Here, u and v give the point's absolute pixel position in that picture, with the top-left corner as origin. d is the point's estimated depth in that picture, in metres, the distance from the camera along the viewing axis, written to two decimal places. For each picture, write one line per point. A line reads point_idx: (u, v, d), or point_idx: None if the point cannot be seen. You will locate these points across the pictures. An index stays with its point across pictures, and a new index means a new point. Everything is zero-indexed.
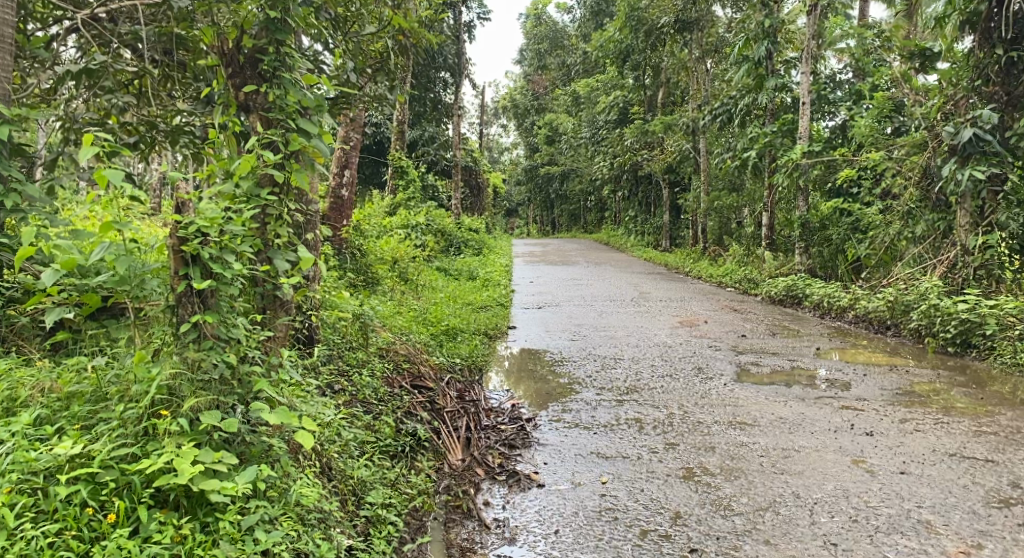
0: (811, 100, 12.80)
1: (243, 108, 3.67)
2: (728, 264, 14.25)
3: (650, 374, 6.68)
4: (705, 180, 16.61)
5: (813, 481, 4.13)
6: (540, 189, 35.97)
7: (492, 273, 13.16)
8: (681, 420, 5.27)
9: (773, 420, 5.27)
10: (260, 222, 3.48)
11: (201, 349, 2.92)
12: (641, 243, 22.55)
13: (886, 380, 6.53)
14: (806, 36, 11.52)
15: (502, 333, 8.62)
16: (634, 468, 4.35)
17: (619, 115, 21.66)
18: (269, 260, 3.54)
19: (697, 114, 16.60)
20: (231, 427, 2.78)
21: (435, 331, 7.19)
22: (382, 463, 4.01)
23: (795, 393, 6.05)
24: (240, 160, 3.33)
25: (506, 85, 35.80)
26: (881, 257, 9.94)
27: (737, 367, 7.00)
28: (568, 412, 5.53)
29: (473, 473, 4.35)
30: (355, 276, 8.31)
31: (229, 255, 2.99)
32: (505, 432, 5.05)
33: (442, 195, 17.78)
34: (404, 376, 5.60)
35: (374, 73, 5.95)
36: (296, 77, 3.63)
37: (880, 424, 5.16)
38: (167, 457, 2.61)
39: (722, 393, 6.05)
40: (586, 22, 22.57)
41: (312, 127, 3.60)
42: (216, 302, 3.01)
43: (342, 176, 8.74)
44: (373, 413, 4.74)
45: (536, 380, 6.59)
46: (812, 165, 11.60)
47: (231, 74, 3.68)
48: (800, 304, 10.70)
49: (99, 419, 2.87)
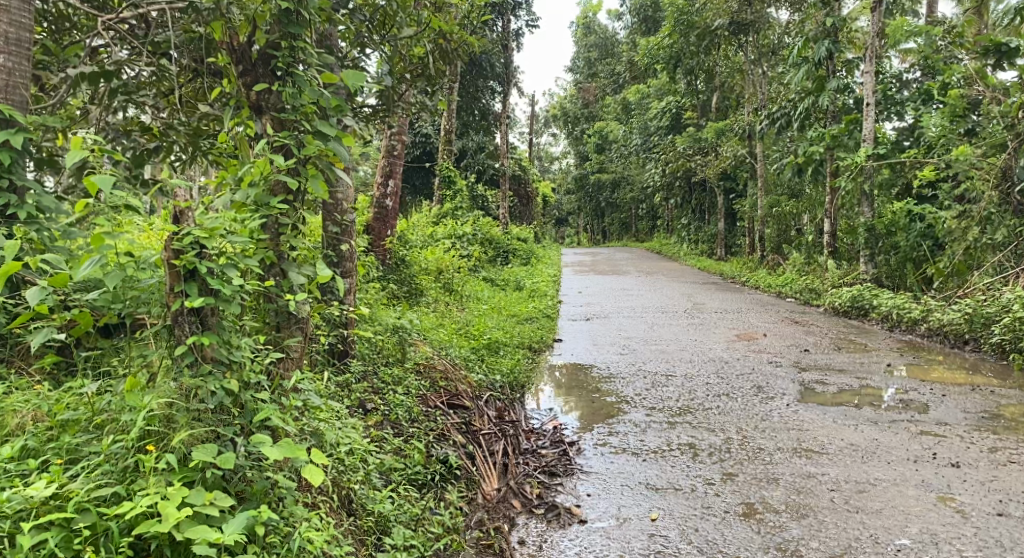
0: (876, 101, 12.20)
1: (255, 110, 3.37)
2: (787, 274, 13.63)
3: (705, 393, 6.21)
4: (761, 186, 16.03)
5: (895, 523, 3.63)
6: (591, 197, 35.57)
7: (539, 283, 12.84)
8: (740, 447, 4.81)
9: (842, 448, 4.77)
10: (273, 233, 3.20)
11: (198, 375, 2.63)
12: (695, 252, 21.95)
13: (968, 402, 5.94)
14: (871, 33, 10.91)
15: (547, 346, 8.23)
16: (688, 503, 3.92)
17: (671, 121, 21.21)
18: (283, 274, 3.25)
19: (753, 119, 16.06)
20: (226, 463, 2.47)
21: (475, 345, 6.85)
22: (408, 495, 3.68)
23: (866, 416, 5.52)
24: (251, 165, 3.05)
25: (555, 94, 35.60)
26: (956, 266, 9.29)
27: (801, 386, 6.47)
28: (614, 435, 5.11)
29: (509, 506, 3.98)
30: (397, 288, 8.10)
31: (230, 270, 2.71)
32: (546, 458, 4.67)
33: (490, 204, 17.54)
34: (440, 394, 5.25)
35: (412, 79, 5.72)
36: (312, 74, 3.30)
37: (966, 453, 4.61)
38: (150, 500, 2.32)
39: (784, 415, 5.55)
40: (637, 28, 22.19)
41: (329, 128, 3.28)
42: (218, 322, 2.72)
43: (386, 186, 8.32)
44: (403, 437, 4.41)
45: (582, 397, 6.21)
46: (878, 169, 10.98)
47: (241, 72, 3.39)
48: (867, 316, 10.04)
49: (86, 452, 2.59)
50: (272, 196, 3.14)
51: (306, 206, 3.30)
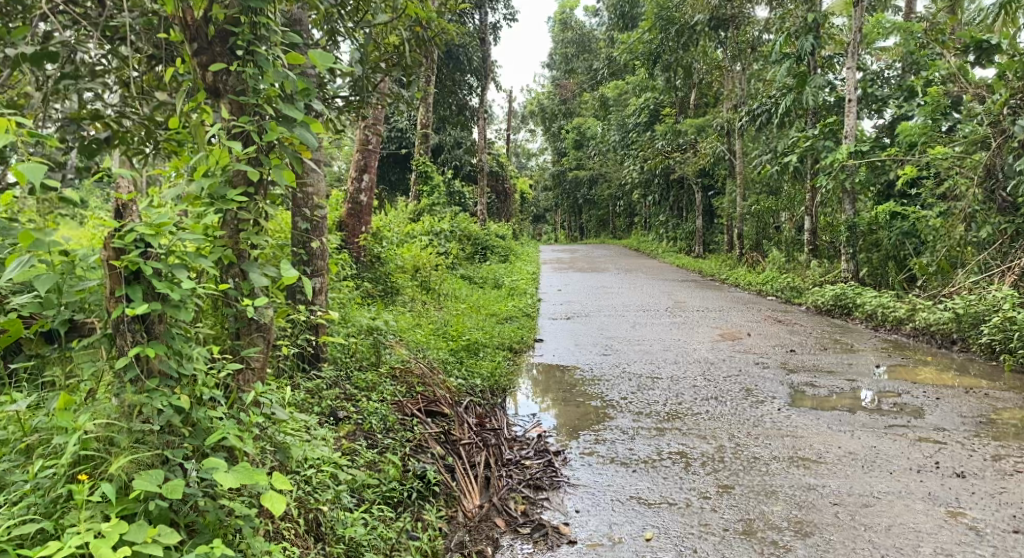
0: (857, 98, 12.06)
1: (211, 93, 3.02)
2: (767, 272, 13.48)
3: (693, 397, 5.97)
4: (741, 183, 15.88)
5: (907, 542, 3.43)
6: (567, 193, 35.36)
7: (518, 280, 12.55)
8: (734, 455, 4.57)
9: (841, 456, 4.54)
10: (231, 230, 2.88)
11: (142, 392, 2.31)
12: (673, 249, 21.81)
13: (964, 405, 5.75)
14: (852, 28, 10.76)
15: (527, 346, 7.97)
16: (684, 520, 3.67)
17: (649, 117, 21.07)
18: (243, 275, 2.93)
19: (732, 115, 15.90)
20: (174, 492, 2.15)
21: (454, 347, 6.54)
22: (382, 515, 3.41)
23: (860, 421, 5.31)
24: (206, 152, 2.74)
25: (532, 90, 35.35)
26: (940, 265, 9.18)
27: (791, 389, 6.26)
28: (601, 443, 4.86)
29: (492, 525, 3.70)
30: (372, 288, 7.81)
31: (181, 271, 2.39)
32: (530, 469, 4.39)
33: (468, 201, 17.19)
34: (416, 401, 4.96)
35: (387, 68, 5.40)
36: (276, 54, 2.99)
37: (969, 462, 4.41)
38: (81, 539, 2.00)
39: (777, 421, 5.33)
40: (614, 25, 22.00)
41: (294, 113, 2.97)
42: (166, 330, 2.39)
43: (360, 180, 7.98)
44: (378, 449, 4.14)
45: (566, 401, 5.92)
46: (859, 166, 10.83)
47: (196, 50, 2.98)
48: (850, 315, 9.89)
49: (9, 480, 2.25)
50: (230, 188, 2.82)
51: (269, 200, 2.98)
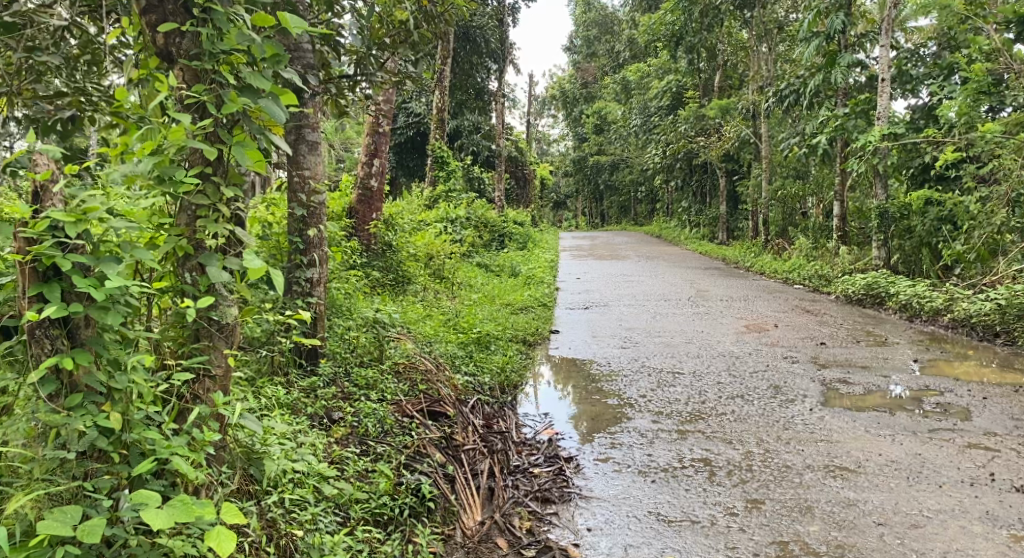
0: (890, 77, 11.40)
1: (165, 58, 2.62)
2: (793, 259, 12.92)
3: (718, 395, 5.54)
4: (767, 167, 15.30)
5: None
6: (589, 180, 34.76)
7: (535, 269, 12.13)
8: (763, 464, 4.15)
9: (883, 466, 4.10)
10: (188, 217, 2.53)
11: (65, 409, 2.04)
12: (695, 236, 21.17)
13: (1013, 406, 5.27)
14: (887, 4, 10.16)
15: (542, 338, 7.56)
16: (707, 543, 3.29)
17: (672, 101, 20.45)
18: (202, 269, 2.55)
19: (757, 97, 15.29)
20: (88, 536, 1.87)
21: (464, 340, 6.15)
22: (368, 536, 3.05)
23: (901, 424, 4.84)
24: (152, 127, 2.39)
25: (553, 75, 34.74)
26: (979, 252, 8.61)
27: (823, 386, 5.81)
28: (618, 448, 4.44)
29: (493, 547, 3.32)
30: (381, 277, 7.44)
31: (109, 265, 2.09)
32: (539, 479, 3.99)
33: (486, 187, 16.75)
34: (418, 401, 4.54)
35: (393, 45, 4.94)
36: (237, 13, 2.56)
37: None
38: None
39: (810, 423, 4.89)
40: (636, 5, 21.34)
41: (260, 83, 2.56)
42: (96, 335, 2.11)
43: (371, 164, 7.54)
44: (371, 457, 3.76)
45: (584, 400, 5.49)
46: (891, 150, 10.27)
47: (145, 8, 2.57)
48: (883, 305, 9.34)
49: None
50: (182, 169, 2.46)
51: (232, 182, 2.60)
